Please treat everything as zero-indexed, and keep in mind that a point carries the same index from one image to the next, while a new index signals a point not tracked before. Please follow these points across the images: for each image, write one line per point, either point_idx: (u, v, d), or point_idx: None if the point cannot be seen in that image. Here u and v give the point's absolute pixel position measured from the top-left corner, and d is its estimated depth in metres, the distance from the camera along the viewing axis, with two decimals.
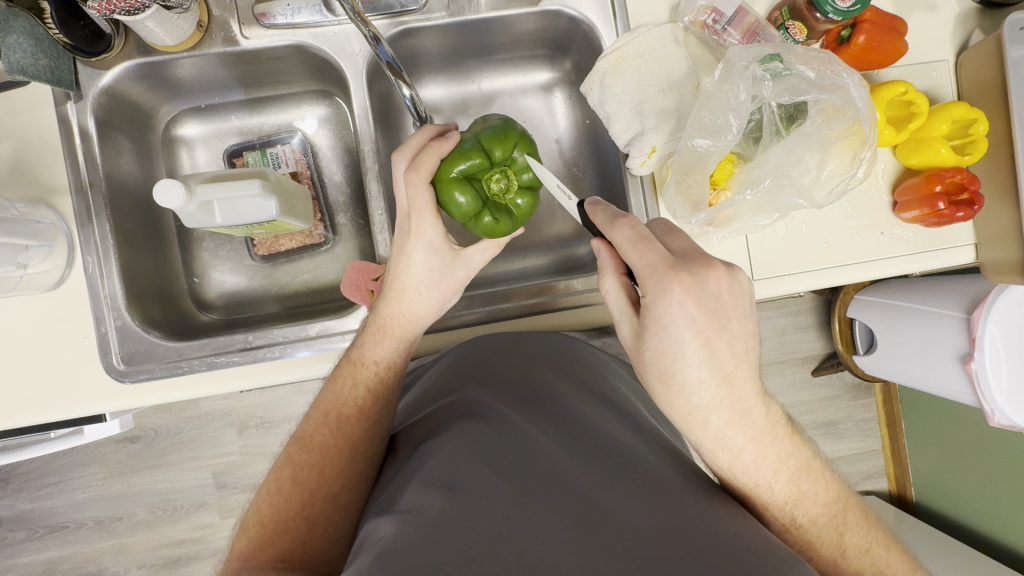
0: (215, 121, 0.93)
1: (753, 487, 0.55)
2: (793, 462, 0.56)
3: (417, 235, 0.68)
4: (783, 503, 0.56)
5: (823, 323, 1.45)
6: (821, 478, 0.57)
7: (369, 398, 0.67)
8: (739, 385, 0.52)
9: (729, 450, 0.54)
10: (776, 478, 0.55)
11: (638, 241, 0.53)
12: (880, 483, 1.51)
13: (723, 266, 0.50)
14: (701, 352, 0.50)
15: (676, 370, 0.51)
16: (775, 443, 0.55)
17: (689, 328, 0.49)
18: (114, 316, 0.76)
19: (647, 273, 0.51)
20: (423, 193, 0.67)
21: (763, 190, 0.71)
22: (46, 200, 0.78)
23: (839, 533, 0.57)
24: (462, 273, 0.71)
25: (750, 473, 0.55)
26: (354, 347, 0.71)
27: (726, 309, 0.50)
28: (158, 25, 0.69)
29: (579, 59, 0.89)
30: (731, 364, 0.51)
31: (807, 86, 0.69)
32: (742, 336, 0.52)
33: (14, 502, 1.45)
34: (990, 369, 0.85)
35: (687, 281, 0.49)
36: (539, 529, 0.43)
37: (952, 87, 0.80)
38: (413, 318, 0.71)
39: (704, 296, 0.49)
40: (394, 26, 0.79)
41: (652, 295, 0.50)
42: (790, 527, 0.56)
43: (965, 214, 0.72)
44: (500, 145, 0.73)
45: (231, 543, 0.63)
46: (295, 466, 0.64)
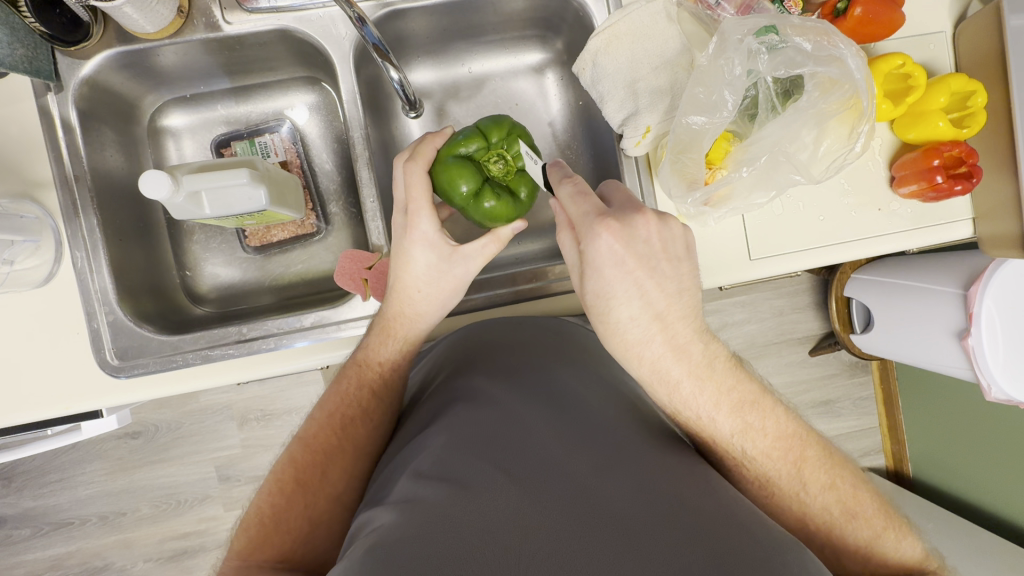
0: (201, 111, 0.91)
1: (696, 419, 0.56)
2: (735, 395, 0.55)
3: (413, 230, 0.66)
4: (730, 437, 0.55)
5: (821, 302, 1.45)
6: (770, 412, 0.56)
7: (372, 399, 0.68)
8: (672, 322, 0.54)
9: (666, 383, 0.55)
10: (717, 409, 0.55)
11: (579, 197, 0.57)
12: (878, 460, 1.52)
13: (652, 213, 0.53)
14: (631, 290, 0.53)
15: (609, 308, 0.54)
16: (714, 376, 0.55)
17: (619, 270, 0.52)
18: (105, 311, 0.75)
19: (583, 223, 0.54)
20: (421, 183, 0.65)
21: (760, 167, 0.70)
22: (31, 194, 0.76)
23: (797, 468, 0.55)
24: (461, 271, 0.68)
25: (691, 406, 0.55)
26: (360, 348, 0.70)
27: (656, 253, 0.53)
28: (137, 11, 0.67)
29: (571, 39, 0.88)
30: (663, 303, 0.54)
31: (804, 59, 0.67)
32: (674, 278, 0.54)
33: (18, 500, 1.45)
34: (987, 344, 0.85)
35: (614, 225, 0.52)
36: (537, 524, 0.42)
37: (950, 59, 0.79)
38: (415, 317, 0.70)
39: (631, 239, 0.52)
40: (380, 8, 0.77)
41: (582, 238, 0.54)
42: (743, 460, 0.56)
43: (963, 187, 0.71)
44: (497, 131, 0.74)
45: (228, 545, 0.61)
46: (296, 467, 0.64)
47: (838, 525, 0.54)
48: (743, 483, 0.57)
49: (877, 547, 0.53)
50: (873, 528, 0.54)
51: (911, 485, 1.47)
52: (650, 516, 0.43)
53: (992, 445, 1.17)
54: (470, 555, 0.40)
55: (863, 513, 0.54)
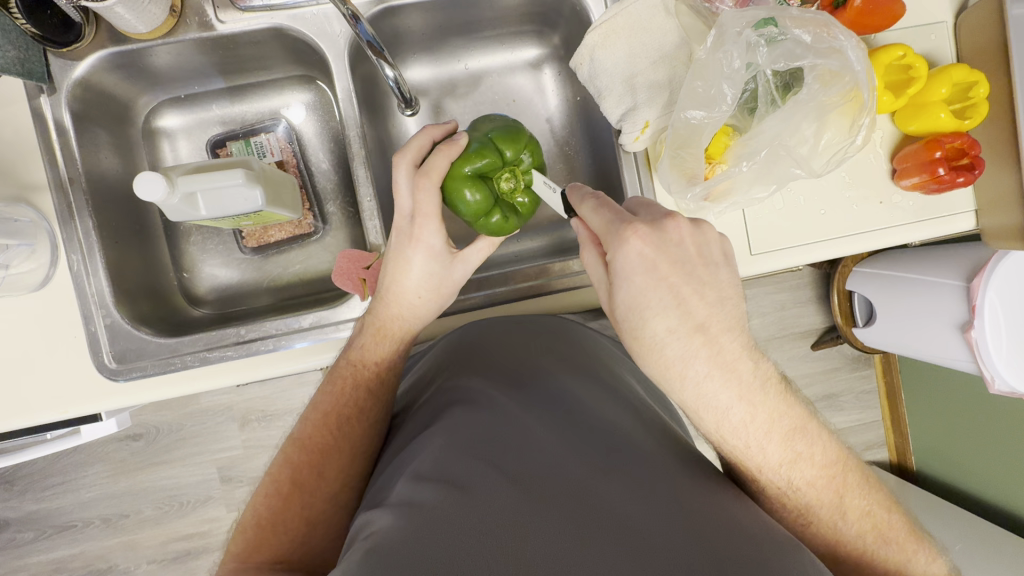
0: (195, 111, 0.91)
1: (744, 448, 0.53)
2: (786, 423, 0.53)
3: (417, 240, 0.67)
4: (778, 465, 0.53)
5: (823, 296, 1.44)
6: (817, 440, 0.55)
7: (368, 398, 0.67)
8: (716, 335, 0.51)
9: (714, 409, 0.52)
10: (769, 437, 0.53)
11: (605, 208, 0.56)
12: (880, 453, 1.52)
13: (682, 217, 0.53)
14: (667, 299, 0.51)
15: (644, 320, 0.52)
16: (765, 401, 0.53)
17: (651, 275, 0.51)
18: (103, 314, 0.75)
19: (611, 230, 0.53)
20: (430, 197, 0.65)
21: (760, 161, 0.69)
22: (25, 198, 0.75)
23: (839, 495, 0.55)
24: (460, 273, 0.70)
25: (739, 434, 0.53)
26: (353, 347, 0.70)
27: (690, 257, 0.52)
28: (129, 11, 0.67)
29: (568, 33, 0.87)
30: (703, 313, 0.51)
31: (804, 52, 0.67)
32: (711, 285, 0.52)
33: (20, 504, 1.45)
34: (991, 336, 0.85)
35: (644, 230, 0.52)
36: (539, 527, 0.42)
37: (951, 50, 0.78)
38: (413, 320, 0.70)
39: (663, 244, 0.52)
40: (375, 5, 0.76)
41: (611, 246, 0.53)
42: (787, 489, 0.54)
43: (965, 179, 0.71)
44: (511, 144, 0.71)
45: (226, 546, 0.61)
46: (292, 468, 0.63)
47: (871, 550, 0.54)
48: (778, 510, 0.56)
49: (907, 570, 0.54)
50: (904, 552, 0.55)
51: (913, 478, 1.47)
52: (649, 516, 0.42)
53: (995, 437, 1.16)
54: (469, 557, 0.40)
55: (896, 538, 0.55)
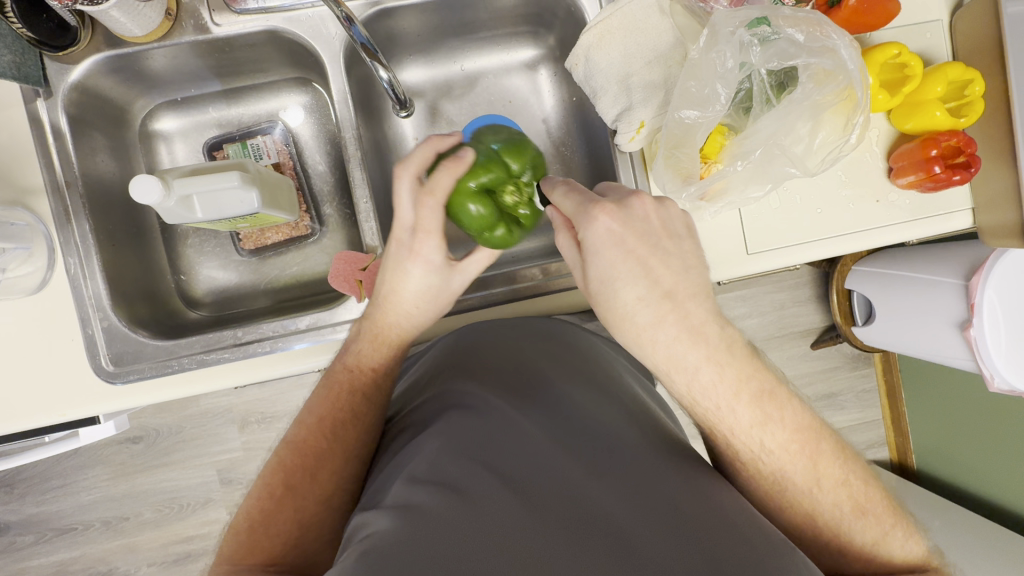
0: (192, 114, 0.91)
1: (714, 410, 0.54)
2: (755, 385, 0.53)
3: (417, 254, 0.66)
4: (749, 428, 0.53)
5: (822, 295, 1.44)
6: (789, 404, 0.54)
7: (363, 402, 0.68)
8: (683, 301, 0.52)
9: (683, 370, 0.53)
10: (739, 399, 0.53)
11: (574, 189, 0.57)
12: (881, 452, 1.52)
13: (647, 195, 0.54)
14: (636, 270, 0.52)
15: (616, 292, 0.52)
16: (734, 362, 0.53)
17: (619, 249, 0.52)
18: (100, 316, 0.75)
19: (578, 210, 0.55)
20: (434, 215, 0.65)
21: (754, 161, 0.69)
22: (22, 202, 0.76)
23: (814, 463, 0.54)
24: (458, 284, 0.70)
25: (709, 395, 0.53)
26: (350, 353, 0.70)
27: (656, 231, 0.53)
28: (124, 14, 0.67)
29: (563, 34, 0.87)
30: (670, 281, 0.52)
31: (797, 51, 0.67)
32: (678, 255, 0.53)
33: (21, 507, 1.46)
34: (990, 334, 0.85)
35: (611, 206, 0.53)
36: (535, 531, 0.41)
37: (947, 48, 0.78)
38: (409, 327, 0.70)
39: (629, 219, 0.53)
40: (370, 7, 0.76)
41: (580, 224, 0.54)
42: (759, 454, 0.54)
43: (961, 177, 0.71)
44: (516, 158, 0.73)
45: (218, 549, 0.61)
46: (286, 470, 0.63)
47: (847, 521, 0.53)
48: (753, 477, 0.55)
49: (885, 545, 0.53)
50: (881, 524, 0.54)
51: (915, 477, 1.47)
52: (645, 519, 0.43)
53: (995, 435, 1.16)
54: (465, 559, 0.40)
55: (874, 511, 0.54)
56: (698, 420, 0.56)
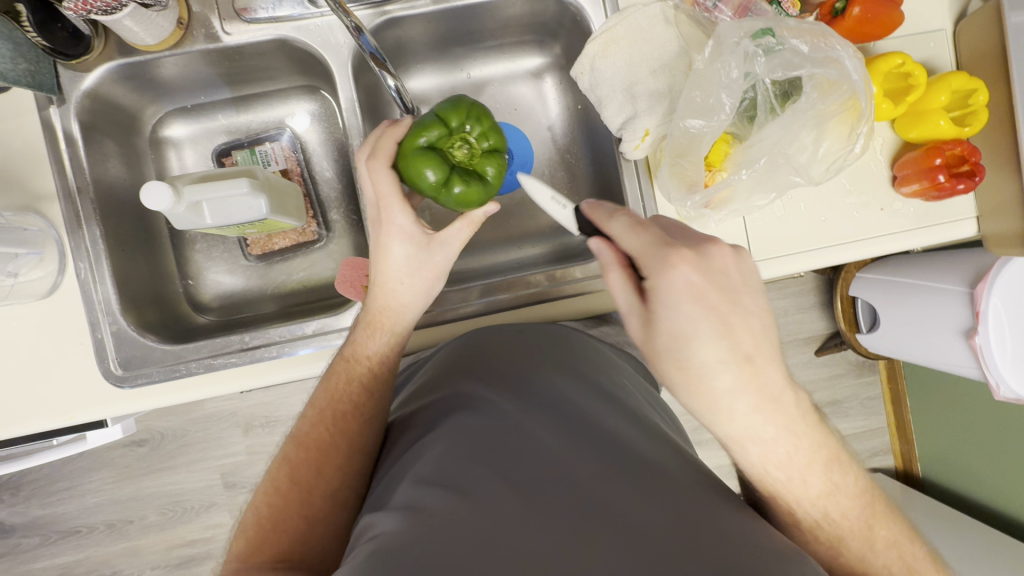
0: (202, 121, 0.92)
1: (785, 481, 0.52)
2: (824, 454, 0.53)
3: (389, 226, 0.67)
4: (816, 497, 0.53)
5: (826, 302, 1.44)
6: (848, 469, 0.55)
7: (363, 393, 0.67)
8: (762, 365, 0.49)
9: (758, 441, 0.51)
10: (812, 467, 0.52)
11: (640, 229, 0.54)
12: (886, 460, 1.51)
13: (726, 243, 0.51)
14: (716, 330, 0.49)
15: (691, 350, 0.49)
16: (808, 432, 0.52)
17: (697, 304, 0.48)
18: (109, 321, 0.76)
19: (650, 255, 0.51)
20: (385, 178, 0.67)
21: (759, 169, 0.70)
22: (34, 207, 0.77)
23: (868, 524, 0.54)
24: (441, 258, 0.69)
25: (783, 468, 0.52)
26: (348, 344, 0.70)
27: (736, 284, 0.50)
28: (137, 24, 0.68)
29: (569, 43, 0.88)
30: (752, 344, 0.49)
31: (802, 61, 0.67)
32: (759, 314, 0.50)
33: (26, 509, 1.46)
34: (995, 342, 0.84)
35: (691, 256, 0.49)
36: (541, 532, 0.42)
37: (951, 57, 0.78)
38: (399, 309, 0.69)
39: (712, 271, 0.49)
40: (378, 16, 0.77)
41: (653, 270, 0.50)
42: (822, 522, 0.53)
43: (965, 186, 0.71)
44: (457, 114, 0.74)
45: (229, 546, 0.62)
46: (292, 467, 0.64)
47: None
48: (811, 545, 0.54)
49: None
50: None
51: (920, 485, 1.46)
52: (649, 518, 0.43)
53: (999, 443, 1.16)
54: (470, 555, 0.41)
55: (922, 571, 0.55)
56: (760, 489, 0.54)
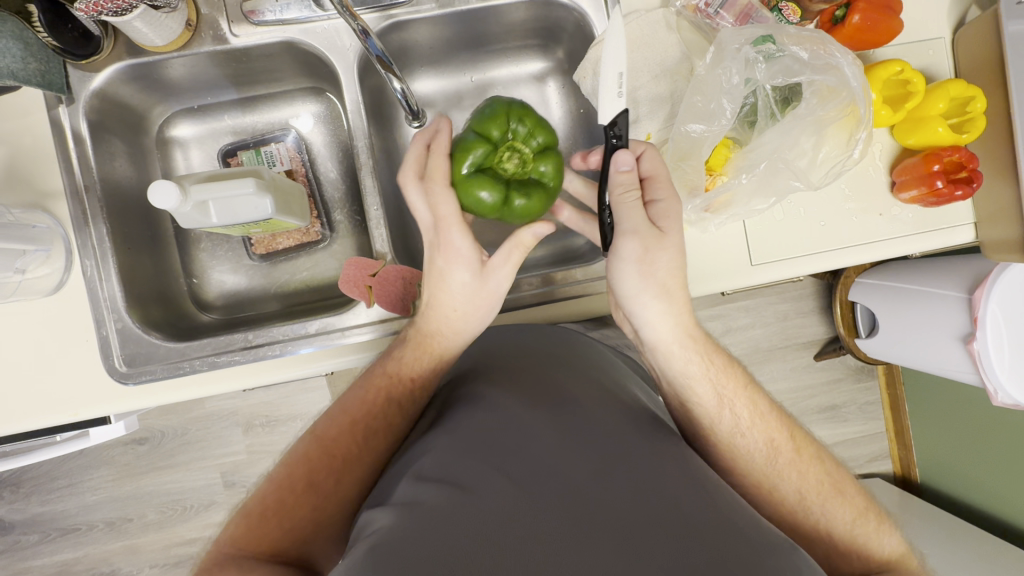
0: (208, 121, 0.93)
1: (707, 392, 0.64)
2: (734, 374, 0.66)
3: (446, 252, 0.68)
4: (735, 409, 0.64)
5: (825, 307, 1.45)
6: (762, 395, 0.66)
7: (395, 411, 0.69)
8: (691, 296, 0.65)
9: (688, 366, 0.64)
10: (737, 394, 0.65)
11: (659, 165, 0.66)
12: (884, 465, 1.52)
13: None
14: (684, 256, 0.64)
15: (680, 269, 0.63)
16: (718, 353, 0.66)
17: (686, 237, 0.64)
18: (114, 318, 0.77)
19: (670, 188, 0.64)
20: (447, 202, 0.67)
21: (759, 174, 0.71)
22: (42, 205, 0.78)
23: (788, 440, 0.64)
24: (496, 284, 0.69)
25: (702, 377, 0.64)
26: (391, 358, 0.71)
27: None
28: (147, 26, 0.69)
29: (572, 48, 0.89)
30: None
31: (801, 68, 0.69)
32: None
33: (26, 506, 1.47)
34: (993, 348, 0.85)
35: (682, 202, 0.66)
36: (536, 527, 0.43)
37: (948, 65, 0.79)
38: (455, 334, 0.70)
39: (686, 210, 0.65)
40: (384, 20, 0.78)
41: (664, 197, 0.63)
42: (738, 432, 0.63)
43: (963, 193, 0.72)
44: (494, 124, 0.73)
45: (226, 526, 0.61)
46: (309, 466, 0.64)
47: (819, 495, 0.61)
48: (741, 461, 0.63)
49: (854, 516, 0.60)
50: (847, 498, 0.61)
51: (917, 490, 1.47)
52: (646, 516, 0.44)
53: (996, 448, 1.16)
54: (469, 552, 0.41)
55: (841, 488, 0.62)
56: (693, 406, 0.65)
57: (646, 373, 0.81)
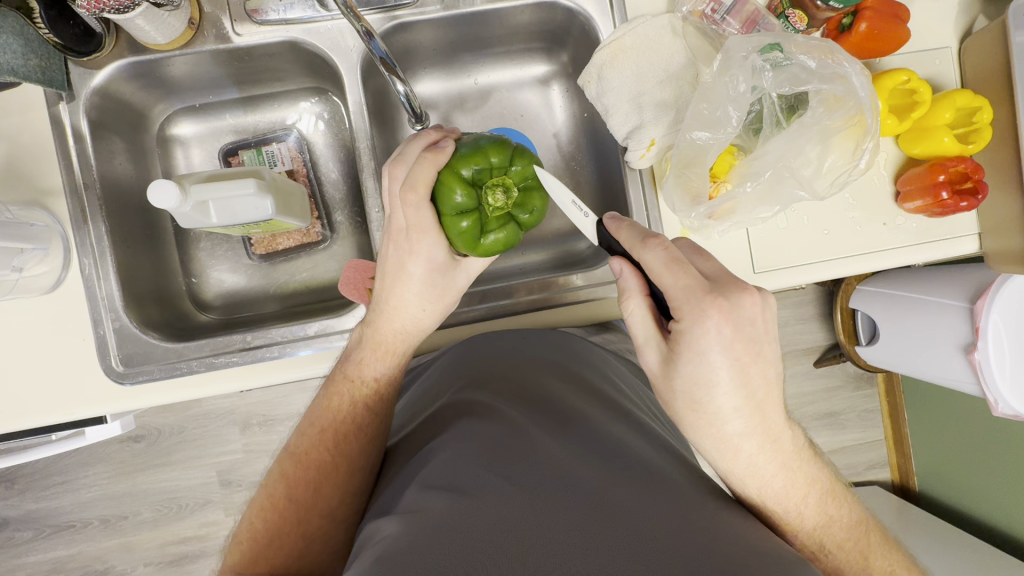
0: (210, 120, 0.92)
1: (783, 513, 0.56)
2: (819, 487, 0.57)
3: (418, 253, 0.67)
4: (812, 529, 0.56)
5: (825, 314, 1.44)
6: (844, 501, 0.58)
7: (367, 411, 0.68)
8: (771, 412, 0.53)
9: (759, 478, 0.55)
10: (812, 503, 0.56)
11: (677, 265, 0.52)
12: (883, 473, 1.51)
13: (754, 290, 0.51)
14: (736, 379, 0.51)
15: (711, 396, 0.51)
16: (802, 467, 0.56)
17: (726, 354, 0.50)
18: (112, 317, 0.76)
19: (685, 299, 0.51)
20: (423, 212, 0.65)
21: (764, 182, 0.70)
22: (41, 202, 0.77)
23: (866, 558, 0.57)
24: (463, 280, 0.71)
25: (781, 499, 0.55)
26: (351, 361, 0.70)
27: (760, 335, 0.51)
28: (149, 23, 0.69)
29: (576, 52, 0.88)
30: (762, 391, 0.53)
31: (809, 76, 0.68)
32: (775, 363, 0.52)
33: (20, 503, 1.46)
34: (994, 358, 0.85)
35: (724, 306, 0.50)
36: (550, 534, 0.42)
37: (955, 75, 0.79)
38: (416, 332, 0.70)
39: (739, 322, 0.50)
40: (387, 21, 0.78)
41: (684, 317, 0.50)
42: (817, 552, 0.56)
43: (968, 204, 0.71)
44: (457, 186, 0.66)
45: (226, 555, 0.64)
46: (288, 483, 0.65)
47: None
48: None
49: None
50: None
51: (916, 499, 1.46)
52: (655, 527, 0.43)
53: (996, 460, 1.16)
54: (483, 559, 0.41)
55: None
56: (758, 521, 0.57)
57: None
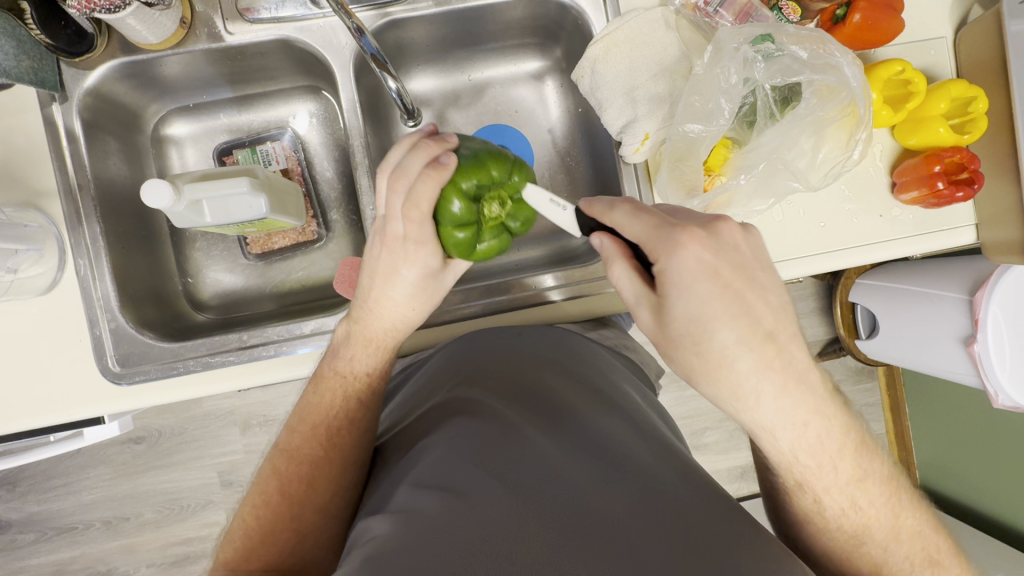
0: (203, 120, 0.92)
1: (815, 468, 0.54)
2: (851, 435, 0.55)
3: (413, 261, 0.66)
4: (840, 483, 0.54)
5: (825, 308, 1.44)
6: (871, 450, 0.57)
7: (359, 407, 0.68)
8: (786, 343, 0.50)
9: (791, 429, 0.52)
10: (843, 455, 0.54)
11: (642, 213, 0.55)
12: None
13: (732, 220, 0.52)
14: (734, 308, 0.49)
15: (711, 333, 0.49)
16: (833, 415, 0.53)
17: (714, 282, 0.49)
18: (108, 317, 0.76)
19: (656, 235, 0.52)
20: (425, 228, 0.64)
21: (758, 174, 0.70)
22: (35, 203, 0.77)
23: (887, 511, 0.56)
24: (451, 279, 0.71)
25: (813, 453, 0.53)
26: (340, 357, 0.69)
27: (749, 262, 0.51)
28: (140, 23, 0.69)
29: (570, 46, 0.88)
30: (770, 321, 0.50)
31: (801, 67, 0.68)
32: (773, 289, 0.51)
33: (23, 505, 1.46)
34: (994, 350, 0.84)
35: (698, 232, 0.50)
36: (537, 536, 0.42)
37: (951, 65, 0.78)
38: (406, 330, 0.70)
39: (721, 248, 0.50)
40: (380, 18, 0.77)
41: (660, 255, 0.51)
42: (846, 508, 0.55)
43: (964, 194, 0.71)
44: (458, 202, 0.65)
45: (219, 551, 0.64)
46: (280, 479, 0.65)
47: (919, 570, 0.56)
48: (838, 538, 0.56)
49: None
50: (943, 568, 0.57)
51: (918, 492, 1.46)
52: (640, 526, 0.43)
53: (998, 452, 1.16)
54: (470, 561, 0.41)
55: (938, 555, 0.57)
56: (787, 477, 0.55)
57: (644, 371, 0.80)
